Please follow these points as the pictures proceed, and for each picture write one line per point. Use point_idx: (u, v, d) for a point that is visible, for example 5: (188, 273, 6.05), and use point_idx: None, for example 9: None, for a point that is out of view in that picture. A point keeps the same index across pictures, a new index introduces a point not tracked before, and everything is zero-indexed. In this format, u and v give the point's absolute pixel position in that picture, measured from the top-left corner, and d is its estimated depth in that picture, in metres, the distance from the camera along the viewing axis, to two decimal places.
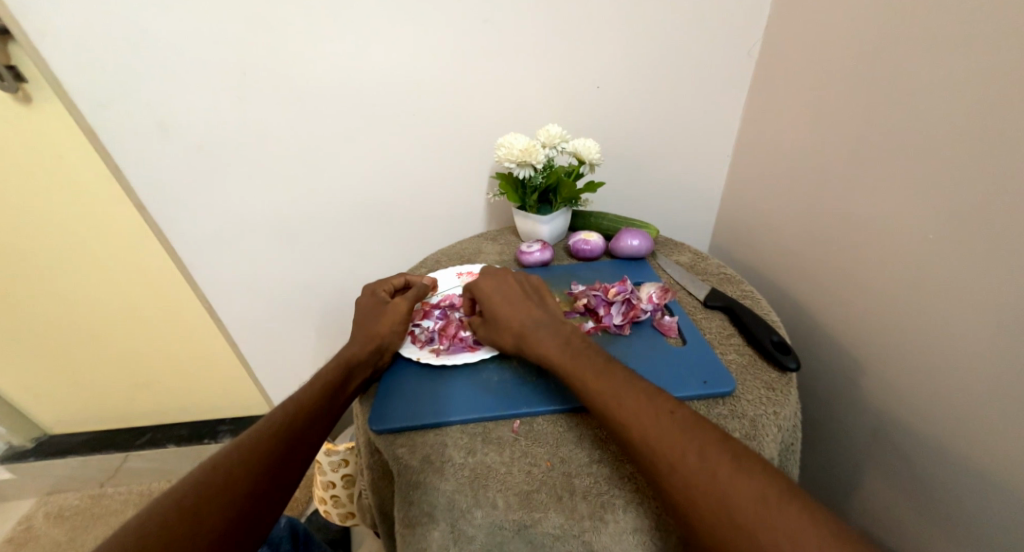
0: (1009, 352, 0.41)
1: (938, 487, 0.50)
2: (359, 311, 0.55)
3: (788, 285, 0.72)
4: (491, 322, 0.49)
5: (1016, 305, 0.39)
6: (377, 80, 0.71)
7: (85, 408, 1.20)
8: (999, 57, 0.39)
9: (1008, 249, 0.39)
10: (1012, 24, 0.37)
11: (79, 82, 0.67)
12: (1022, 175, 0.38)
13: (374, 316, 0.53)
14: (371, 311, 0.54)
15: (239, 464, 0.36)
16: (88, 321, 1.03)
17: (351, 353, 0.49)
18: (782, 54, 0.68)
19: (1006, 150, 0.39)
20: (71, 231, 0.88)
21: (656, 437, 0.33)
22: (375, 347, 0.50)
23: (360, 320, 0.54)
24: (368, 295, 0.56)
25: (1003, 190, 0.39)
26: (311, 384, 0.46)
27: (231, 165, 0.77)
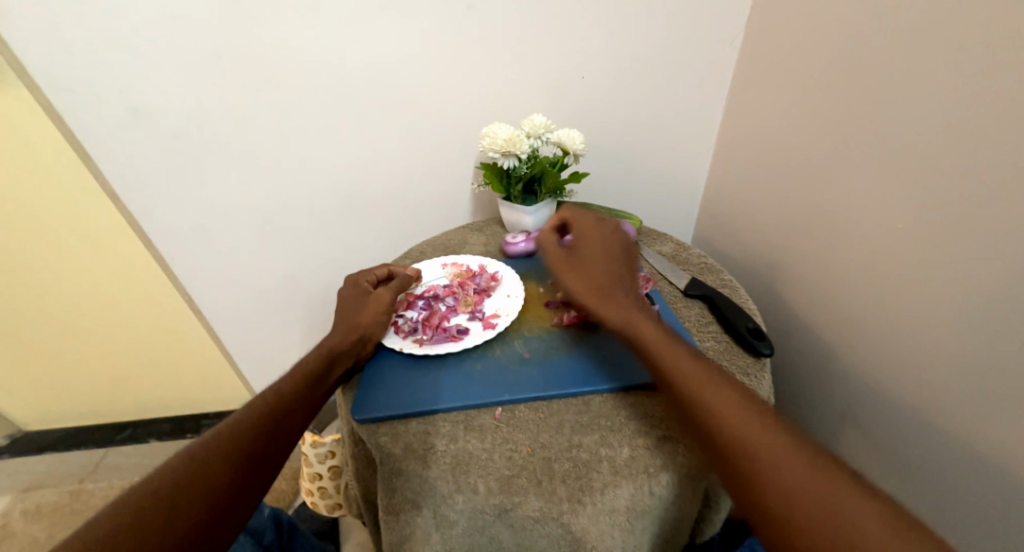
0: (978, 336, 0.42)
1: (913, 467, 0.52)
2: (341, 301, 0.55)
3: (768, 274, 0.74)
4: (576, 267, 0.50)
5: (984, 291, 0.41)
6: (358, 68, 0.70)
7: (64, 404, 1.17)
8: (964, 53, 0.40)
9: (977, 237, 0.41)
10: (982, 17, 0.38)
11: (46, 67, 0.65)
12: (990, 165, 0.39)
13: (358, 306, 0.53)
14: (355, 301, 0.54)
15: (216, 455, 0.36)
16: (63, 314, 1.00)
17: (333, 344, 0.49)
18: (763, 45, 0.69)
19: (975, 141, 0.40)
20: (41, 223, 0.85)
21: (725, 406, 0.34)
22: (358, 337, 0.50)
23: (343, 309, 0.53)
24: (351, 285, 0.56)
25: (970, 182, 0.41)
26: (290, 374, 0.45)
27: (209, 154, 0.76)
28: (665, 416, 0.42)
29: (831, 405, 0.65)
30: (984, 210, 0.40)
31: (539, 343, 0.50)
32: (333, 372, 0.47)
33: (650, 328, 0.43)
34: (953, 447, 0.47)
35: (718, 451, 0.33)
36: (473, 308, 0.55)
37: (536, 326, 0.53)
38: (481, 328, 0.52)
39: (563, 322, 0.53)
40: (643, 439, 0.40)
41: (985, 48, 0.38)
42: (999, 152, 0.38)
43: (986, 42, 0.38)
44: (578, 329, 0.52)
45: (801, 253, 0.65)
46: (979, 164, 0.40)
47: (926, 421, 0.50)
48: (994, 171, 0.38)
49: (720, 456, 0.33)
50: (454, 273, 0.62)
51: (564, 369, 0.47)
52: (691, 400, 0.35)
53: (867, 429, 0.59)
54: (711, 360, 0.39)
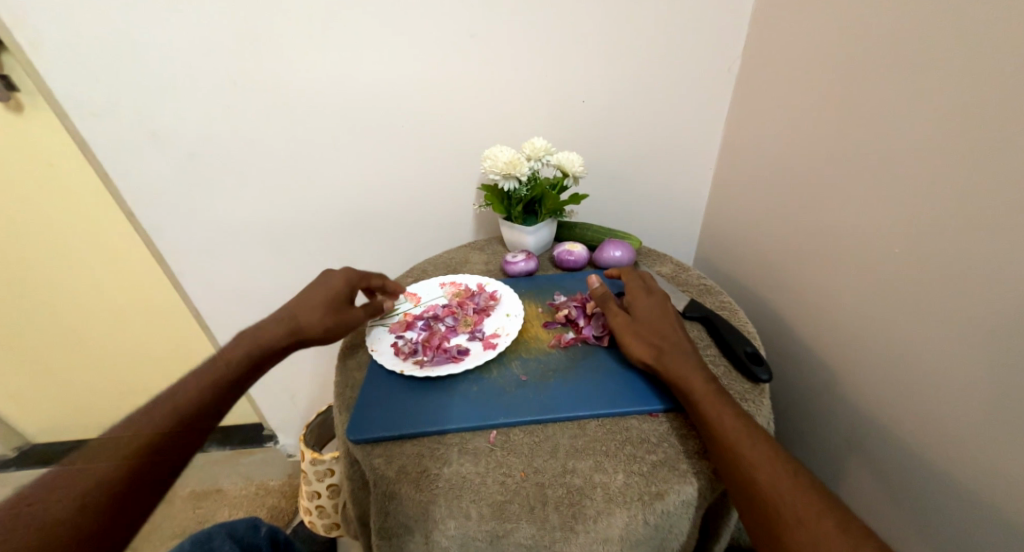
0: (988, 362, 0.41)
1: (916, 495, 0.51)
2: (314, 282, 0.57)
3: (771, 295, 0.73)
4: (633, 320, 0.51)
5: (994, 318, 0.40)
6: (367, 90, 0.72)
7: (67, 417, 1.17)
8: (965, 81, 0.40)
9: (985, 262, 0.40)
10: (984, 42, 0.38)
11: (72, 91, 0.67)
12: (998, 189, 0.39)
13: (320, 297, 0.54)
14: (324, 290, 0.55)
15: (145, 444, 0.37)
16: (74, 328, 1.02)
17: (271, 331, 0.51)
18: (763, 68, 0.70)
19: (980, 164, 0.40)
20: (57, 238, 0.87)
21: (779, 479, 0.35)
22: (296, 328, 0.52)
23: (308, 291, 0.56)
24: (341, 275, 0.57)
25: (974, 208, 0.41)
26: (209, 369, 0.47)
27: (221, 173, 0.78)
28: (662, 442, 0.42)
29: (833, 429, 0.64)
30: (988, 236, 0.40)
31: (536, 365, 0.50)
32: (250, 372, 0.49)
33: (702, 381, 0.42)
34: (958, 478, 0.46)
35: (769, 524, 0.33)
36: (473, 328, 0.56)
37: (534, 347, 0.53)
38: (482, 348, 0.52)
39: (560, 344, 0.53)
40: (639, 465, 0.40)
41: (986, 76, 0.39)
42: (1005, 178, 0.38)
43: (988, 70, 0.38)
44: (575, 351, 0.52)
45: (802, 275, 0.65)
46: (984, 190, 0.40)
47: (928, 448, 0.49)
48: (1000, 198, 0.38)
49: (770, 530, 0.33)
50: (453, 293, 0.63)
51: (560, 392, 0.47)
52: (749, 466, 0.36)
53: (870, 455, 0.57)
54: (753, 422, 0.39)
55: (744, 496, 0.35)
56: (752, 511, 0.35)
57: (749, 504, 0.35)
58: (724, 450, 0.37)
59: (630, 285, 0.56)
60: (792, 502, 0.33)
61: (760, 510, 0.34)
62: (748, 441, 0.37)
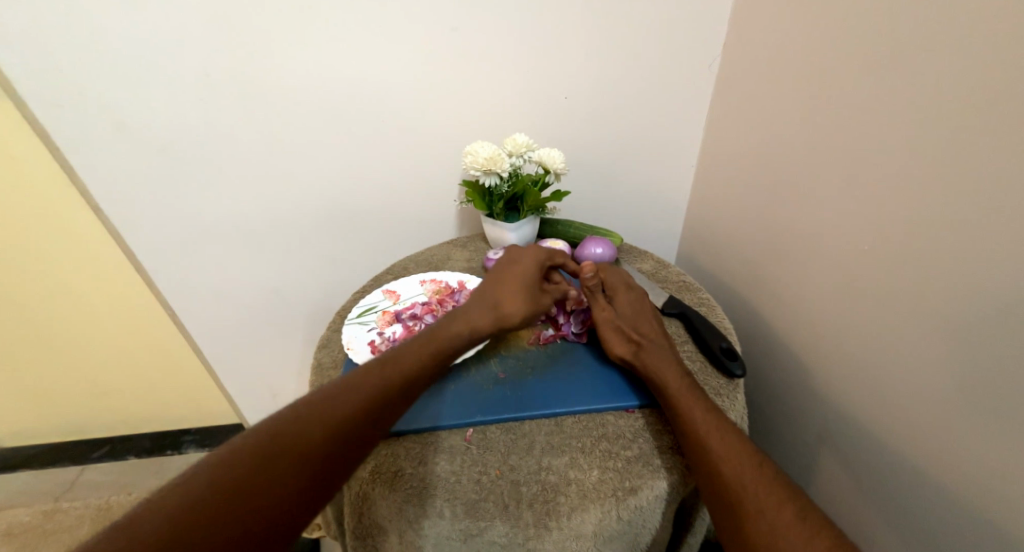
0: (959, 356, 0.42)
1: (888, 487, 0.52)
2: (502, 263, 0.53)
3: (750, 291, 0.74)
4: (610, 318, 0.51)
5: (965, 313, 0.41)
6: (345, 85, 0.71)
7: (35, 419, 1.13)
8: (944, 79, 0.41)
9: (958, 257, 0.41)
10: (956, 42, 0.39)
11: (33, 82, 0.65)
12: (971, 187, 0.39)
13: (518, 277, 0.50)
14: (518, 274, 0.50)
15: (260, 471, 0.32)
16: (42, 327, 0.98)
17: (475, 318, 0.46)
18: (743, 67, 0.70)
19: (954, 162, 0.40)
20: (22, 234, 0.84)
21: (745, 471, 0.35)
22: (497, 316, 0.47)
23: (499, 272, 0.51)
24: (532, 257, 0.52)
25: (952, 205, 0.41)
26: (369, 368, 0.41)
27: (195, 169, 0.76)
28: (637, 438, 0.42)
29: (807, 423, 0.65)
30: (965, 232, 0.40)
31: (515, 362, 0.50)
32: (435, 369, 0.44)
33: (675, 376, 0.43)
34: (929, 469, 0.47)
35: (735, 517, 0.34)
36: None
37: (514, 344, 0.53)
38: None
39: (539, 341, 0.53)
40: (614, 461, 0.40)
41: (964, 75, 0.39)
42: (982, 175, 0.38)
43: (966, 69, 0.39)
44: (555, 348, 0.52)
45: (780, 271, 0.66)
46: (962, 187, 0.40)
47: (902, 442, 0.50)
48: (974, 195, 0.39)
49: (735, 522, 0.33)
50: (433, 290, 0.62)
51: (538, 390, 0.47)
52: (717, 459, 0.36)
53: (844, 448, 0.59)
54: (725, 415, 0.40)
55: (710, 488, 0.36)
56: (716, 503, 0.35)
57: (715, 497, 0.35)
58: (695, 445, 0.38)
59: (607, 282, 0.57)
60: (755, 493, 0.34)
61: (725, 502, 0.34)
62: (717, 435, 0.37)
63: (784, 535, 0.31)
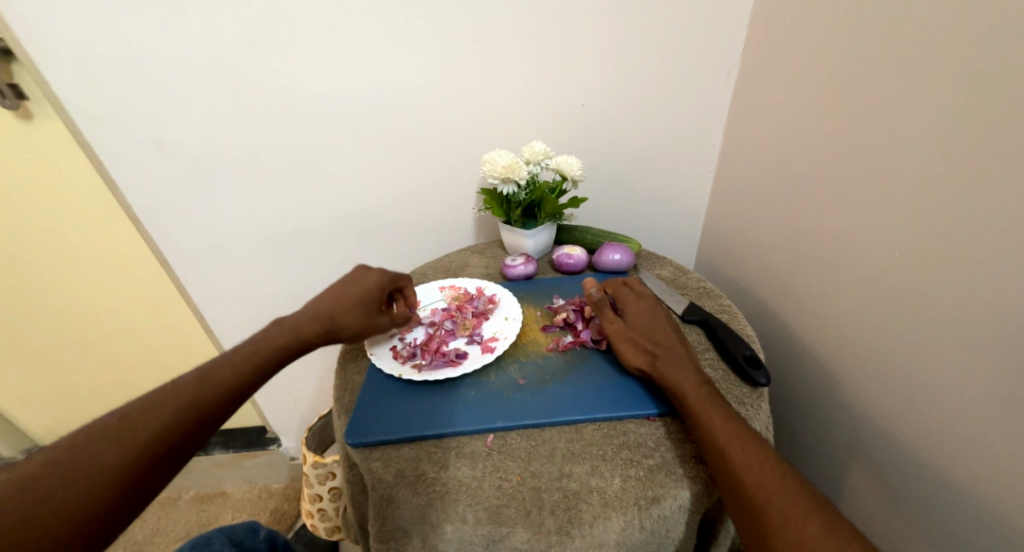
0: (992, 367, 0.41)
1: (919, 501, 0.51)
2: (358, 276, 0.56)
3: (772, 298, 0.73)
4: (626, 327, 0.51)
5: (996, 321, 0.40)
6: (366, 94, 0.73)
7: (72, 420, 1.18)
8: (968, 82, 0.40)
9: (986, 265, 0.40)
10: (981, 46, 0.38)
11: (76, 100, 0.68)
12: (999, 193, 0.38)
13: (353, 294, 0.53)
14: (356, 291, 0.53)
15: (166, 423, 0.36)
16: (79, 331, 1.03)
17: (305, 325, 0.49)
18: (762, 71, 0.70)
19: (980, 167, 0.40)
20: (64, 243, 0.89)
21: (769, 481, 0.34)
22: (324, 328, 0.50)
23: (347, 284, 0.55)
24: (374, 278, 0.55)
25: (980, 209, 0.40)
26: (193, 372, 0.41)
27: (224, 179, 0.78)
28: (659, 446, 0.42)
29: (834, 433, 0.63)
30: (994, 237, 0.39)
31: (534, 368, 0.51)
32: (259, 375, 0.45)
33: (694, 384, 0.43)
34: (961, 484, 0.45)
35: (760, 529, 0.33)
36: (471, 331, 0.56)
37: (532, 350, 0.53)
38: (480, 352, 0.52)
39: (558, 347, 0.53)
40: (636, 469, 0.40)
41: (989, 79, 0.38)
42: (1010, 178, 0.37)
43: (993, 70, 0.38)
44: (573, 355, 0.53)
45: (803, 277, 0.65)
46: (990, 191, 0.39)
47: (932, 454, 0.48)
48: (1002, 201, 0.38)
49: (760, 535, 0.33)
50: (452, 296, 0.63)
51: (558, 396, 0.47)
52: (739, 470, 0.36)
53: (870, 460, 0.57)
54: (748, 424, 0.39)
55: (733, 498, 0.35)
56: (740, 513, 0.35)
57: (739, 507, 0.35)
58: (717, 454, 0.37)
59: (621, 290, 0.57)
60: (778, 503, 0.33)
61: (748, 512, 0.34)
62: (740, 444, 0.37)
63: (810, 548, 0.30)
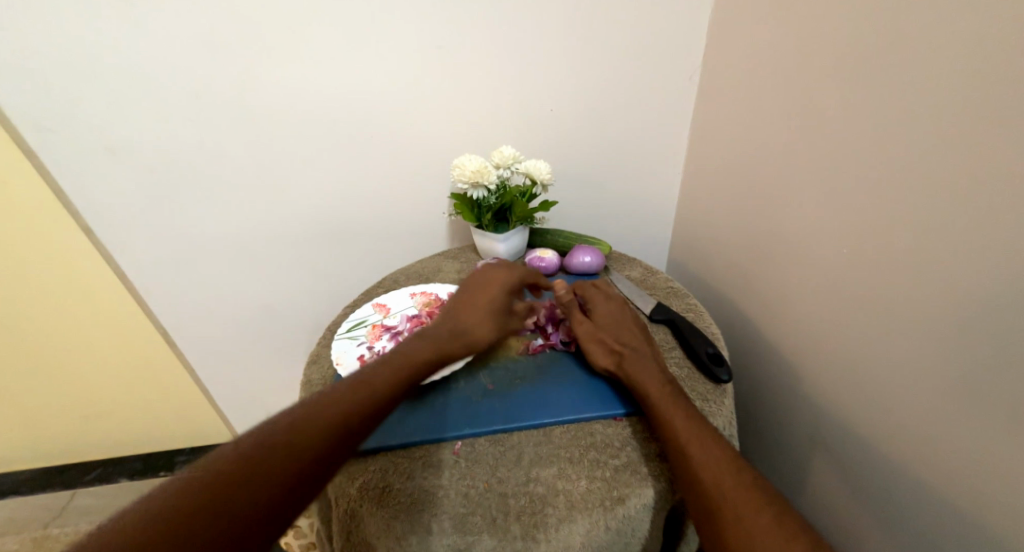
0: (949, 354, 0.42)
1: (885, 490, 0.52)
2: (476, 282, 0.55)
3: (740, 295, 0.75)
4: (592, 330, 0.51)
5: (952, 311, 0.42)
6: (332, 100, 0.72)
7: (21, 443, 1.11)
8: (923, 82, 0.42)
9: (943, 256, 0.42)
10: (931, 47, 0.40)
11: (23, 104, 0.65)
12: (954, 187, 0.40)
13: (484, 300, 0.52)
14: (483, 299, 0.52)
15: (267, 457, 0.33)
16: (31, 347, 0.97)
17: (441, 338, 0.48)
18: (725, 76, 0.72)
19: (934, 162, 0.41)
20: (13, 254, 0.84)
21: (723, 477, 0.35)
22: (462, 341, 0.48)
23: (469, 293, 0.53)
24: (500, 281, 0.54)
25: (940, 204, 0.41)
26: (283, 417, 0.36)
27: (185, 187, 0.76)
28: (625, 446, 0.42)
29: (801, 426, 0.65)
30: (954, 230, 0.40)
31: (503, 373, 0.50)
32: (372, 419, 0.39)
33: (655, 385, 0.43)
34: (922, 470, 0.47)
35: (715, 525, 0.34)
36: None
37: (503, 354, 0.53)
38: None
39: (528, 350, 0.53)
40: (602, 471, 0.40)
41: (940, 79, 0.40)
42: (969, 172, 0.39)
43: (942, 71, 0.40)
44: (544, 358, 0.53)
45: (769, 274, 0.67)
46: (948, 186, 0.40)
47: (896, 444, 0.49)
48: (957, 195, 0.40)
49: (716, 531, 0.33)
50: (423, 302, 0.62)
51: (527, 400, 0.47)
52: (696, 467, 0.36)
53: (837, 450, 0.59)
54: (708, 422, 0.40)
55: (693, 496, 0.36)
56: (699, 511, 0.35)
57: (699, 504, 0.35)
58: (676, 454, 0.38)
59: (587, 293, 0.57)
60: (735, 499, 0.34)
61: (707, 509, 0.34)
62: (697, 441, 0.38)
63: (762, 541, 0.31)
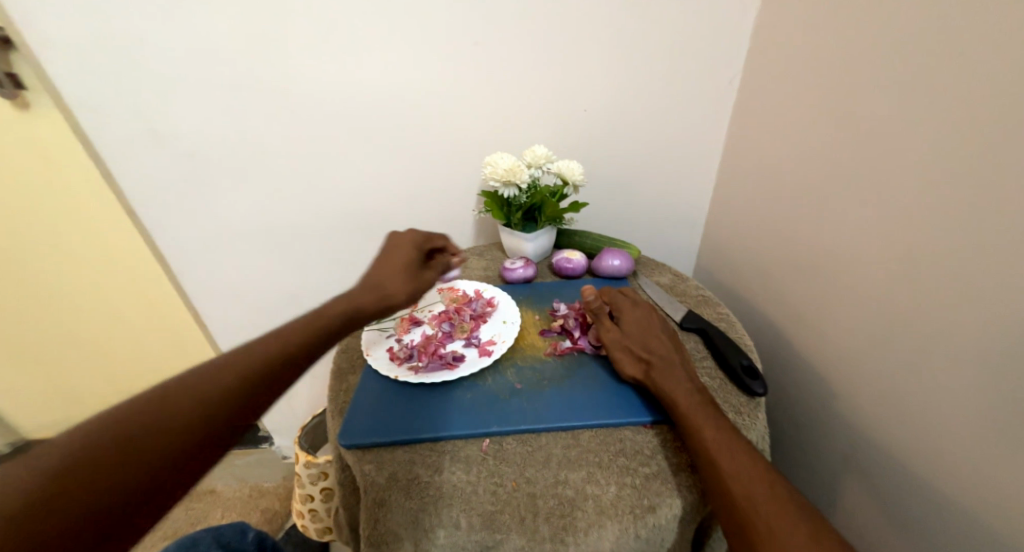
0: (991, 380, 0.40)
1: (915, 515, 0.50)
2: (382, 251, 0.55)
3: (769, 306, 0.73)
4: (623, 336, 0.51)
5: (994, 334, 0.40)
6: (371, 93, 0.73)
7: (61, 415, 1.17)
8: (974, 93, 0.40)
9: (987, 276, 0.40)
10: (984, 57, 0.38)
11: (75, 90, 0.68)
12: (1001, 205, 0.38)
13: (396, 261, 0.53)
14: (396, 259, 0.53)
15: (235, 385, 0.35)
16: (70, 324, 1.02)
17: (356, 292, 0.48)
18: (763, 81, 0.70)
19: (981, 178, 0.39)
20: (58, 234, 0.88)
21: (758, 493, 0.34)
22: (381, 293, 0.49)
23: (377, 260, 0.54)
24: (409, 242, 0.55)
25: (987, 221, 0.39)
26: (155, 389, 0.32)
27: (224, 174, 0.78)
28: (654, 454, 0.42)
29: (829, 445, 0.63)
30: (999, 248, 0.39)
31: (531, 373, 0.50)
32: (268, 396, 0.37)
33: (688, 394, 0.42)
34: (958, 499, 0.45)
35: (749, 541, 0.33)
36: (469, 334, 0.56)
37: (530, 355, 0.53)
38: (477, 355, 0.52)
39: (556, 352, 0.53)
40: (631, 478, 0.39)
41: (992, 93, 0.38)
42: (1019, 188, 0.36)
43: (993, 83, 0.38)
44: (570, 360, 0.52)
45: (801, 287, 0.65)
46: (996, 203, 0.38)
47: (931, 468, 0.47)
48: (1005, 213, 0.38)
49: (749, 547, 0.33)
50: (451, 298, 0.63)
51: (555, 402, 0.47)
52: (729, 480, 0.35)
53: (866, 472, 0.57)
54: (742, 435, 0.39)
55: (724, 509, 0.35)
56: (732, 526, 0.34)
57: (730, 519, 0.35)
58: (708, 465, 0.37)
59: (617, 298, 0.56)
60: (770, 516, 0.33)
61: (738, 523, 0.34)
62: (731, 455, 0.37)
63: None
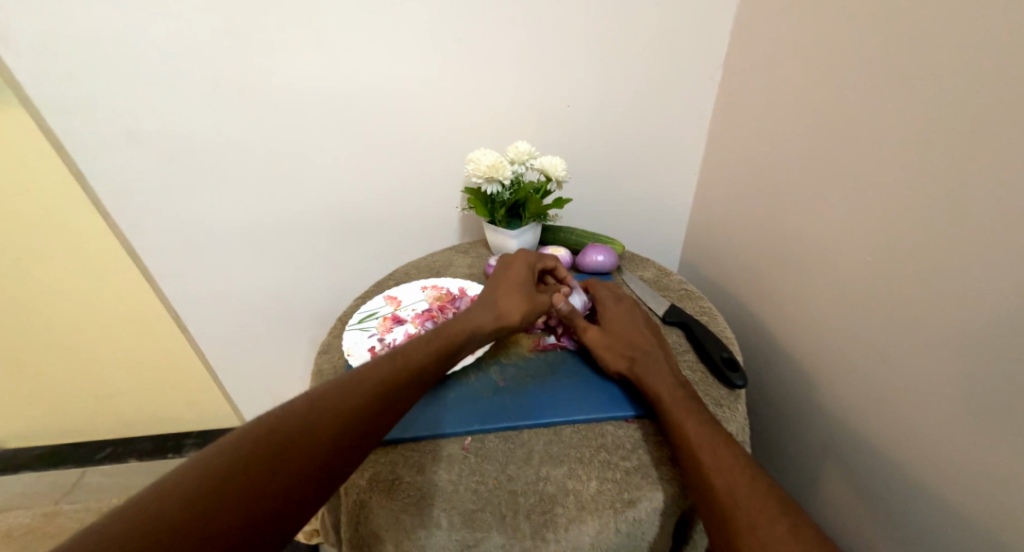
0: (965, 366, 0.41)
1: (893, 500, 0.51)
2: (498, 271, 0.56)
3: (752, 299, 0.74)
4: (606, 332, 0.51)
5: (968, 321, 0.41)
6: (350, 90, 0.72)
7: (38, 421, 1.14)
8: (947, 85, 0.40)
9: (961, 264, 0.41)
10: (957, 50, 0.39)
11: (42, 88, 0.66)
12: (975, 195, 0.39)
13: (513, 281, 0.53)
14: (512, 278, 0.53)
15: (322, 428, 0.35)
16: (47, 328, 0.99)
17: (474, 316, 0.49)
18: (744, 75, 0.71)
19: (955, 168, 0.40)
20: (31, 236, 0.85)
21: (737, 485, 0.35)
22: (494, 316, 0.49)
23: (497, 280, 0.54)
24: (523, 261, 0.55)
25: (960, 210, 0.40)
26: (251, 432, 0.34)
27: (201, 174, 0.76)
28: (636, 448, 0.42)
29: (811, 434, 0.64)
30: (972, 237, 0.39)
31: (514, 370, 0.50)
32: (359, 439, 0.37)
33: (669, 389, 0.43)
34: (934, 482, 0.46)
35: (727, 533, 0.33)
36: None
37: (514, 351, 0.53)
38: None
39: (539, 348, 0.53)
40: (613, 472, 0.40)
41: (965, 84, 0.39)
42: (993, 178, 0.37)
43: (966, 74, 0.39)
44: (554, 356, 0.53)
45: (782, 279, 0.66)
46: (970, 192, 0.39)
47: (908, 454, 0.48)
48: (978, 202, 0.39)
49: (727, 538, 0.33)
50: (434, 296, 0.62)
51: (537, 398, 0.47)
52: (708, 473, 0.36)
53: (847, 459, 0.58)
54: (722, 427, 0.39)
55: (704, 501, 0.35)
56: (711, 517, 0.35)
57: (710, 510, 0.35)
58: (689, 459, 0.37)
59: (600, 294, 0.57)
60: (749, 507, 0.33)
61: (717, 515, 0.34)
62: (711, 448, 0.37)
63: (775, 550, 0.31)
